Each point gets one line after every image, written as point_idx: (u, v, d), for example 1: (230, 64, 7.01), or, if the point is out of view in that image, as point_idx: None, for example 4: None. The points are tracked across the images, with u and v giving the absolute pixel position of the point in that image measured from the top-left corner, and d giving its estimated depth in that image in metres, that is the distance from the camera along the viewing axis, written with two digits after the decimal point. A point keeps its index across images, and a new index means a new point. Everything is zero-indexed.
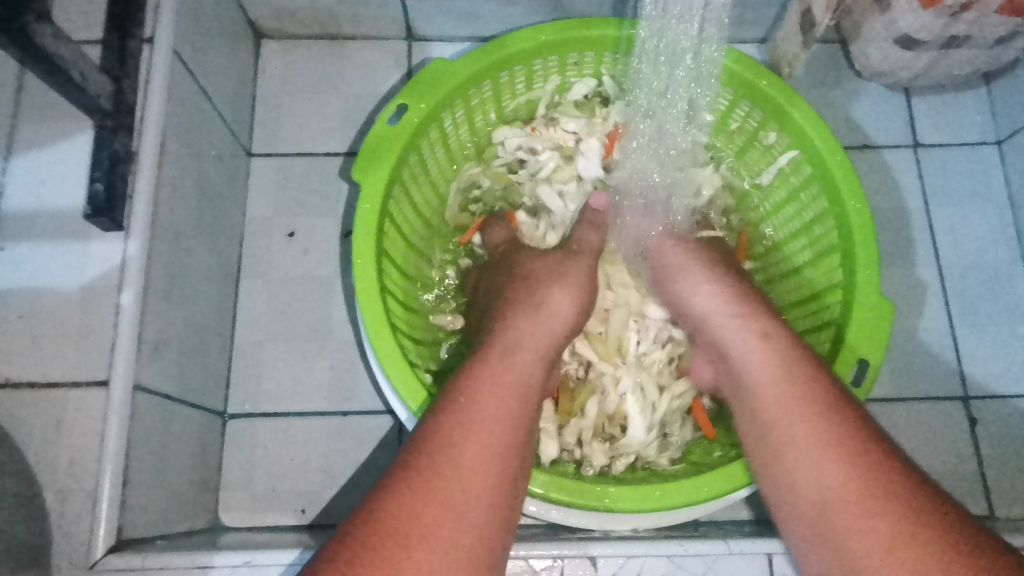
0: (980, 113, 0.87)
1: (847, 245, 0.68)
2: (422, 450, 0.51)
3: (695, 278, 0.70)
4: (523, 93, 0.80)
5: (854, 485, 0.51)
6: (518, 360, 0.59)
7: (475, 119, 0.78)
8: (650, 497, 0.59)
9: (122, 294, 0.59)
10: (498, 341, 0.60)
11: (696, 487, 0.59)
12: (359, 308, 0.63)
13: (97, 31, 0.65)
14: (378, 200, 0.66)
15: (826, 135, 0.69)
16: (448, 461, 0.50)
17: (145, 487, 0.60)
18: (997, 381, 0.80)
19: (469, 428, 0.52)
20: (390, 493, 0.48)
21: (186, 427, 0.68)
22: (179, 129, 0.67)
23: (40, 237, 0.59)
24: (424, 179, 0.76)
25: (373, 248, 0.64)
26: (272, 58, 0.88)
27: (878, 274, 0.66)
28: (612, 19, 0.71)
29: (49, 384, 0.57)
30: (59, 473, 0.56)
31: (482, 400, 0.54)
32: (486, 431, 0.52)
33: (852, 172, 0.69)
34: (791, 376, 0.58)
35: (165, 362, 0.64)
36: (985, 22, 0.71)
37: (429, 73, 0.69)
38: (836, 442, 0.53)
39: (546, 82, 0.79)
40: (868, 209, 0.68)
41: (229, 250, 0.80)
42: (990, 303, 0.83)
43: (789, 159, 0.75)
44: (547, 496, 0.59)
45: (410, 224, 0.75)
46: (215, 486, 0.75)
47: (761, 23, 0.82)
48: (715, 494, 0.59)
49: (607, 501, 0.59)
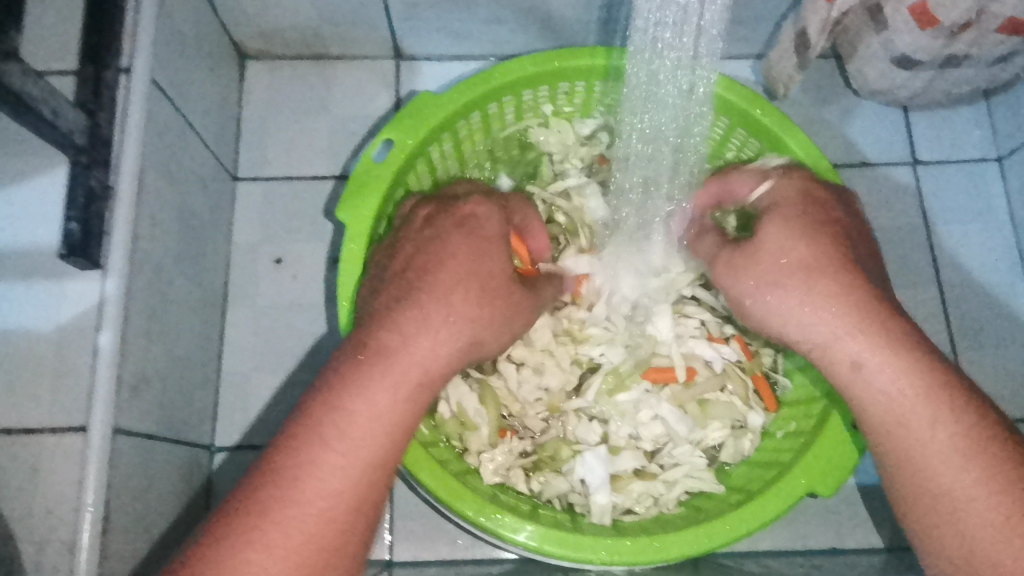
0: (979, 129, 0.85)
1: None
2: (268, 481, 0.49)
3: (728, 254, 0.66)
4: (513, 127, 0.78)
5: (980, 487, 0.51)
6: (383, 389, 0.53)
7: (465, 151, 0.76)
8: (651, 549, 0.58)
9: (100, 335, 0.57)
10: (372, 359, 0.53)
11: (697, 537, 0.58)
12: (345, 351, 0.61)
13: (71, 61, 0.63)
14: (365, 240, 0.64)
15: (823, 166, 0.68)
16: (305, 484, 0.49)
17: (125, 533, 0.58)
18: (1000, 404, 0.79)
19: (305, 470, 0.49)
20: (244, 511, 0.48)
21: (169, 465, 0.66)
22: (158, 161, 0.65)
23: (13, 277, 0.57)
24: None
25: (358, 289, 0.63)
26: (257, 80, 0.86)
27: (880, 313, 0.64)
28: (600, 48, 0.69)
29: (24, 431, 0.55)
30: (35, 523, 0.54)
31: (333, 449, 0.50)
32: (350, 460, 0.50)
33: (852, 204, 0.67)
34: (898, 377, 0.54)
35: (146, 402, 0.62)
36: (983, 42, 0.69)
37: (416, 106, 0.68)
38: (968, 462, 0.51)
39: (537, 114, 0.77)
40: (869, 244, 0.66)
41: (214, 279, 0.78)
42: (990, 323, 0.81)
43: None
44: (541, 549, 0.58)
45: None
46: (203, 521, 0.74)
47: (757, 40, 0.80)
48: (717, 545, 0.58)
49: (604, 554, 0.57)
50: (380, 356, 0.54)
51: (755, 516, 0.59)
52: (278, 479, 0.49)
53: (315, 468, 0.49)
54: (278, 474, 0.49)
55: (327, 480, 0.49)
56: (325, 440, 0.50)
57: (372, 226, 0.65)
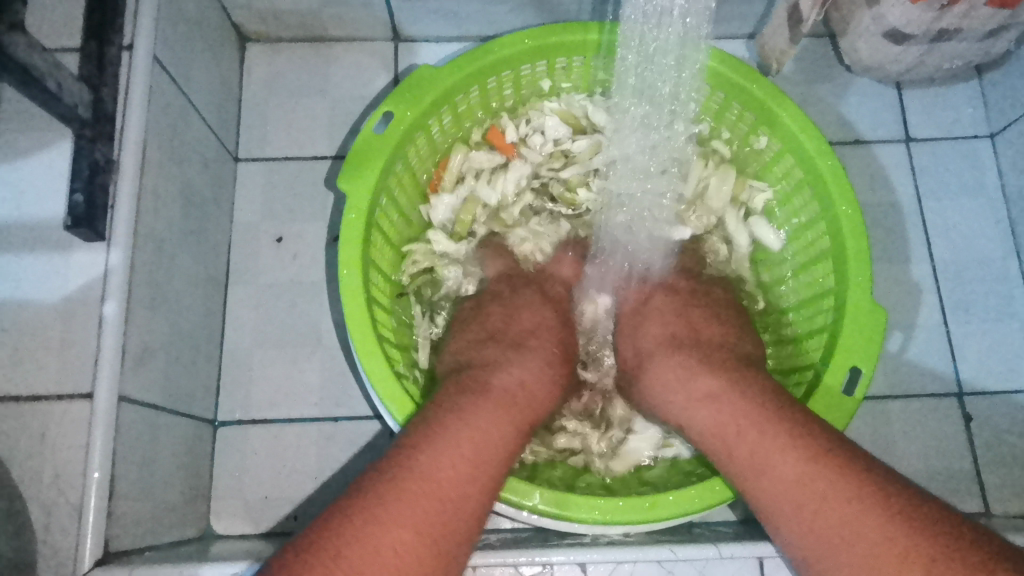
0: (972, 106, 0.86)
1: (840, 250, 0.68)
2: (394, 474, 0.54)
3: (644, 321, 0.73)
4: (511, 99, 0.79)
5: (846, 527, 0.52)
6: (505, 421, 0.61)
7: (463, 124, 0.78)
8: (641, 509, 0.58)
9: (105, 305, 0.58)
10: (476, 400, 0.61)
11: (685, 498, 0.59)
12: (344, 312, 0.63)
13: (75, 37, 0.64)
14: (365, 207, 0.65)
15: (817, 136, 0.69)
16: (404, 502, 0.52)
17: (133, 500, 0.60)
18: (992, 377, 0.80)
19: (394, 510, 0.52)
20: (358, 514, 0.51)
21: (174, 436, 0.68)
22: (161, 138, 0.66)
23: (21, 249, 0.59)
24: (409, 182, 0.76)
25: (358, 255, 0.64)
26: (256, 62, 0.88)
27: (870, 283, 0.65)
28: (594, 23, 0.70)
29: (32, 398, 0.56)
30: (44, 486, 0.55)
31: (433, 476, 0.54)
32: (452, 484, 0.55)
33: (845, 177, 0.68)
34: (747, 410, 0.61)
35: (151, 372, 0.64)
36: (974, 15, 0.70)
37: (416, 77, 0.69)
38: (812, 483, 0.54)
39: (536, 86, 0.79)
40: (861, 216, 0.67)
41: (216, 257, 0.79)
42: (983, 298, 0.82)
43: (784, 162, 0.74)
44: (535, 507, 0.59)
45: (394, 226, 0.75)
46: (207, 494, 0.75)
47: (750, 19, 0.81)
48: (702, 507, 0.59)
49: (595, 513, 0.58)
50: (493, 392, 0.62)
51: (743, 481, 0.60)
52: (382, 499, 0.52)
53: (421, 491, 0.53)
54: (378, 495, 0.52)
55: (430, 502, 0.53)
56: (450, 453, 0.56)
57: (373, 194, 0.66)
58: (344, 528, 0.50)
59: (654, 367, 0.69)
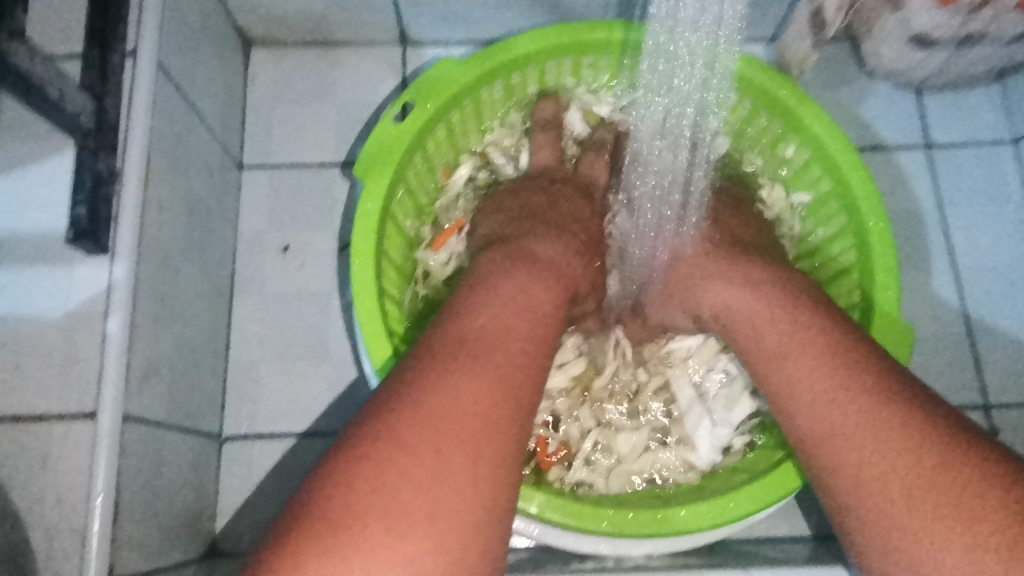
0: (994, 111, 0.84)
1: (866, 267, 0.66)
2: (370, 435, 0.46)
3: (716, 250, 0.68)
4: (535, 95, 0.77)
5: (896, 457, 0.50)
6: (537, 297, 0.58)
7: (484, 120, 0.77)
8: (651, 522, 0.58)
9: (108, 321, 0.56)
10: (471, 320, 0.54)
11: (700, 512, 0.58)
12: (354, 307, 0.61)
13: (77, 44, 0.62)
14: (381, 200, 0.64)
15: (847, 147, 0.67)
16: (383, 464, 0.45)
17: (137, 522, 0.58)
18: (1017, 388, 0.78)
19: (458, 362, 0.51)
20: (327, 492, 0.44)
21: (179, 454, 0.66)
22: (166, 147, 0.64)
23: (21, 263, 0.57)
24: (426, 177, 0.74)
25: (372, 248, 0.63)
26: (261, 67, 0.86)
27: (897, 299, 0.64)
28: (619, 21, 0.68)
29: (33, 419, 0.54)
30: (46, 510, 0.53)
31: (417, 426, 0.47)
32: (434, 429, 0.47)
33: (874, 189, 0.66)
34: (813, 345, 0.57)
35: (155, 389, 0.62)
36: (1003, 19, 0.68)
37: (439, 69, 0.67)
38: (882, 433, 0.51)
39: (563, 83, 0.77)
40: (891, 230, 0.65)
41: (221, 267, 0.77)
42: (1007, 308, 0.80)
43: (812, 173, 0.73)
44: (546, 519, 0.58)
45: (409, 221, 0.74)
46: (212, 512, 0.73)
47: (770, 22, 0.79)
48: (716, 524, 0.57)
49: (607, 525, 0.57)
50: (482, 313, 0.54)
51: (761, 497, 0.58)
52: (348, 476, 0.45)
53: (396, 449, 0.46)
54: (349, 467, 0.45)
55: (406, 457, 0.46)
56: (433, 392, 0.48)
57: (389, 187, 0.65)
58: (320, 505, 0.44)
59: (724, 298, 0.64)
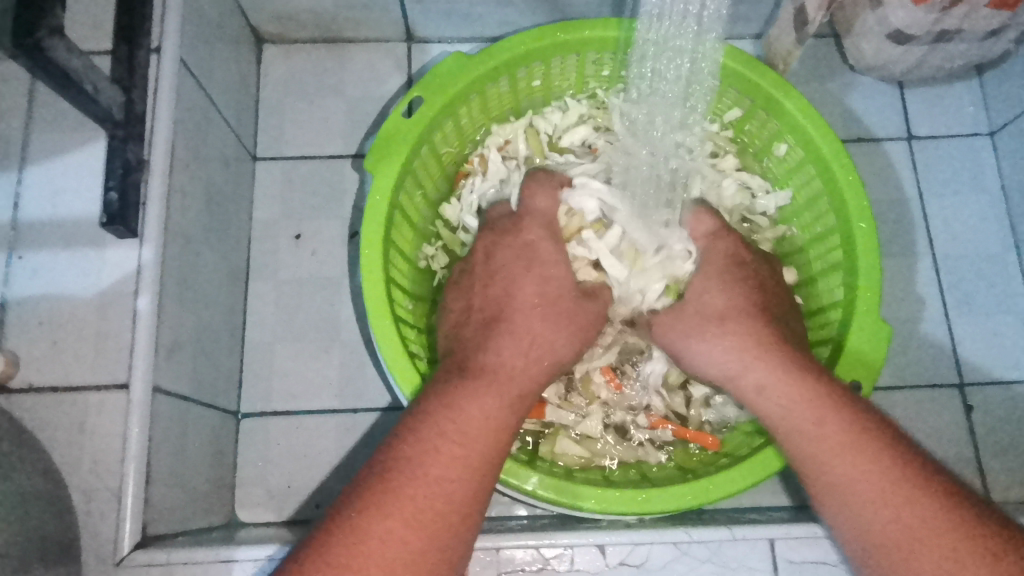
0: (972, 104, 0.89)
1: (852, 263, 0.70)
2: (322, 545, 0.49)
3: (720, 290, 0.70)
4: (540, 89, 0.81)
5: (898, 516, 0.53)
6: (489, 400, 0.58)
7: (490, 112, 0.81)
8: (637, 500, 0.62)
9: (139, 299, 0.60)
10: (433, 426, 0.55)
11: (682, 495, 0.61)
12: (363, 292, 0.65)
13: (106, 41, 0.66)
14: (390, 189, 0.68)
15: (834, 144, 0.71)
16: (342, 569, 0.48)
17: (165, 488, 0.62)
18: (992, 366, 0.82)
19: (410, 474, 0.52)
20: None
21: (202, 428, 0.70)
22: (187, 137, 0.69)
23: (57, 245, 0.61)
24: (434, 164, 0.79)
25: (380, 234, 0.67)
26: (274, 63, 0.90)
27: (879, 294, 0.68)
28: (614, 21, 0.72)
29: (70, 389, 0.59)
30: (83, 474, 0.57)
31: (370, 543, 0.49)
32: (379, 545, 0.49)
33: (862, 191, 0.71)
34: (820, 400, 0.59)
35: (180, 364, 0.66)
36: (974, 16, 0.72)
37: (446, 65, 0.71)
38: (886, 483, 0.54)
39: (564, 80, 0.81)
40: (875, 227, 0.69)
41: (237, 253, 0.81)
42: (983, 291, 0.84)
43: (805, 171, 0.77)
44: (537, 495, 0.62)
45: (417, 207, 0.78)
46: (231, 483, 0.77)
47: (758, 19, 0.83)
48: (705, 501, 0.61)
49: (593, 503, 0.61)
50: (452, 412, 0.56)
51: (740, 479, 0.62)
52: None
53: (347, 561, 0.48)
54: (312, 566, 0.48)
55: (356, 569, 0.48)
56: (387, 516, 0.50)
57: (398, 177, 0.69)
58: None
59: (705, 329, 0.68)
